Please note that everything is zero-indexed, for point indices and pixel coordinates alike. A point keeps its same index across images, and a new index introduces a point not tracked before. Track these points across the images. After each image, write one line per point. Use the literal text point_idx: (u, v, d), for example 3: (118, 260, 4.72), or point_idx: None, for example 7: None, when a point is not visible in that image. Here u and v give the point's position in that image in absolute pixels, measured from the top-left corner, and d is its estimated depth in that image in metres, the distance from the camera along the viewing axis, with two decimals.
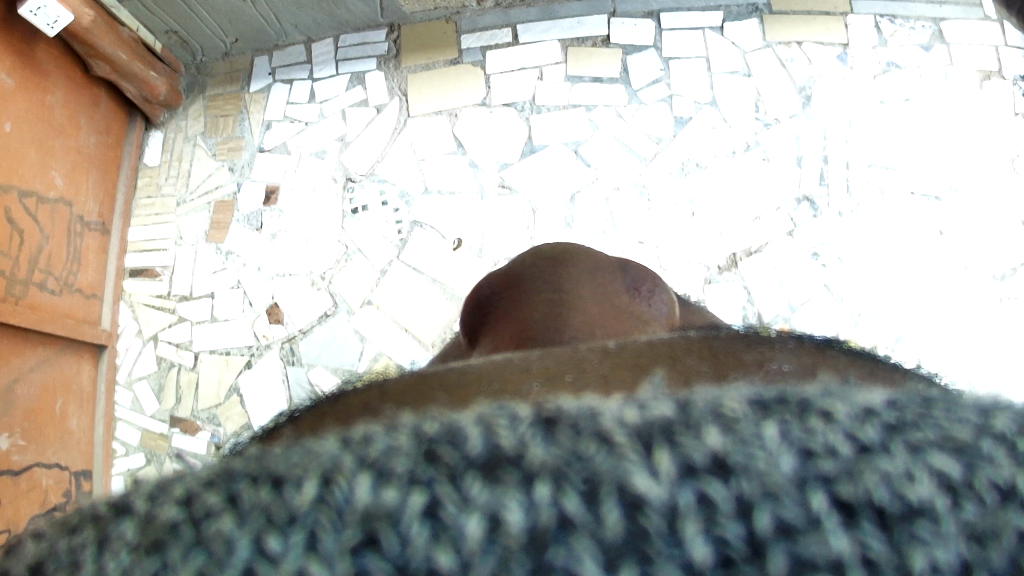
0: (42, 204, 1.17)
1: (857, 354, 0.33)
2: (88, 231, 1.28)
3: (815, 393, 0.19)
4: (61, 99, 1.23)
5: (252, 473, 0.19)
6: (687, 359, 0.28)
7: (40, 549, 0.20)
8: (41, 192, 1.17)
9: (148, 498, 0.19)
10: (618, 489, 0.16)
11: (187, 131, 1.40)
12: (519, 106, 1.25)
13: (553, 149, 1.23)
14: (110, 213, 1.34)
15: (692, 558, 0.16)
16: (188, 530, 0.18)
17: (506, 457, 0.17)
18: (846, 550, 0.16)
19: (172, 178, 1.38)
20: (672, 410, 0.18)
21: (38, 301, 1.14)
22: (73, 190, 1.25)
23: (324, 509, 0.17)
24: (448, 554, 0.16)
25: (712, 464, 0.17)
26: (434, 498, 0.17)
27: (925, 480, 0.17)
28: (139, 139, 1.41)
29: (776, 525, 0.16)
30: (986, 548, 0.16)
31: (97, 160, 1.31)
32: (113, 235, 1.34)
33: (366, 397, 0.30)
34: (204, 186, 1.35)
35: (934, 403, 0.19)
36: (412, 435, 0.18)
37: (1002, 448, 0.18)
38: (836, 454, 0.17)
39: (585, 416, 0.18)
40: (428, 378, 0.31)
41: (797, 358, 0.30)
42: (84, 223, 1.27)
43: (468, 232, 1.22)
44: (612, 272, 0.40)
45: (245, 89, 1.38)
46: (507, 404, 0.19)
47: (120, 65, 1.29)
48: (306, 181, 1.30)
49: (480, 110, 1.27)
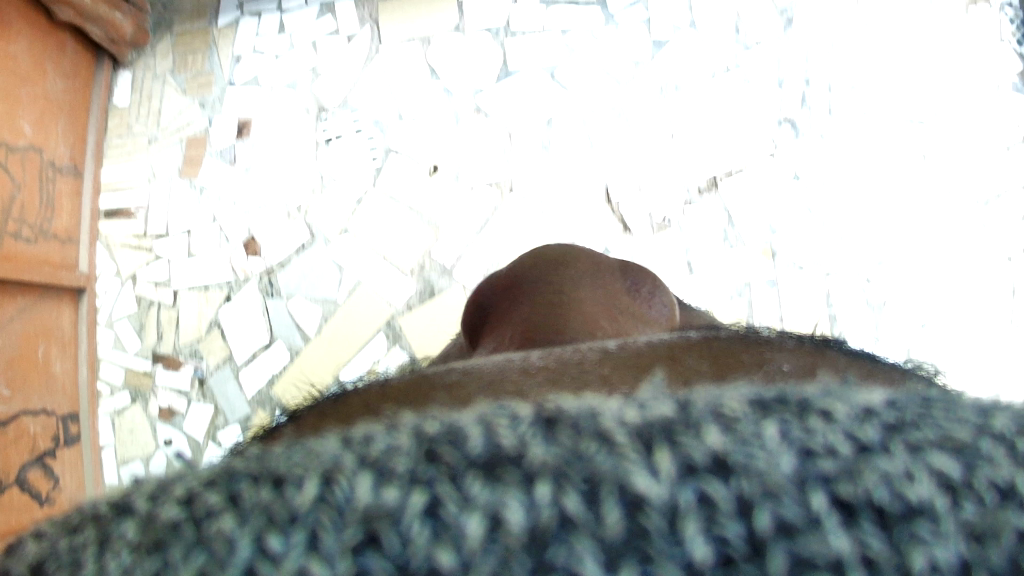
0: (12, 153, 1.11)
1: (856, 354, 0.33)
2: None
3: (815, 393, 0.19)
4: (26, 47, 1.17)
5: (253, 472, 0.19)
6: (686, 359, 0.28)
7: (41, 548, 0.20)
8: (8, 141, 1.10)
9: (149, 498, 0.20)
10: (618, 489, 0.16)
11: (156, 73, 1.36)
12: (496, 30, 1.23)
13: (533, 72, 1.21)
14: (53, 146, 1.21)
15: (692, 558, 0.16)
16: (189, 530, 0.18)
17: (507, 457, 0.17)
18: (846, 550, 0.16)
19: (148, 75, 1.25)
20: (672, 409, 0.18)
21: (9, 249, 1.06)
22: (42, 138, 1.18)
23: (325, 508, 0.17)
24: (448, 553, 0.16)
25: (712, 464, 0.17)
26: (435, 497, 0.17)
27: (925, 480, 0.17)
28: (108, 78, 1.36)
29: (776, 524, 0.16)
30: (985, 548, 0.16)
31: (70, 107, 1.26)
32: (86, 181, 1.28)
33: (367, 396, 0.30)
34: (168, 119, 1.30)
35: (933, 403, 0.19)
36: (413, 434, 0.18)
37: (1001, 448, 0.18)
38: (836, 454, 0.17)
39: (586, 415, 0.18)
40: (425, 379, 0.30)
41: (799, 358, 0.30)
42: (56, 168, 1.21)
43: (447, 137, 1.23)
44: (612, 272, 0.40)
45: (213, 24, 1.35)
46: (507, 403, 0.20)
47: (84, 9, 1.24)
48: (272, 121, 1.28)
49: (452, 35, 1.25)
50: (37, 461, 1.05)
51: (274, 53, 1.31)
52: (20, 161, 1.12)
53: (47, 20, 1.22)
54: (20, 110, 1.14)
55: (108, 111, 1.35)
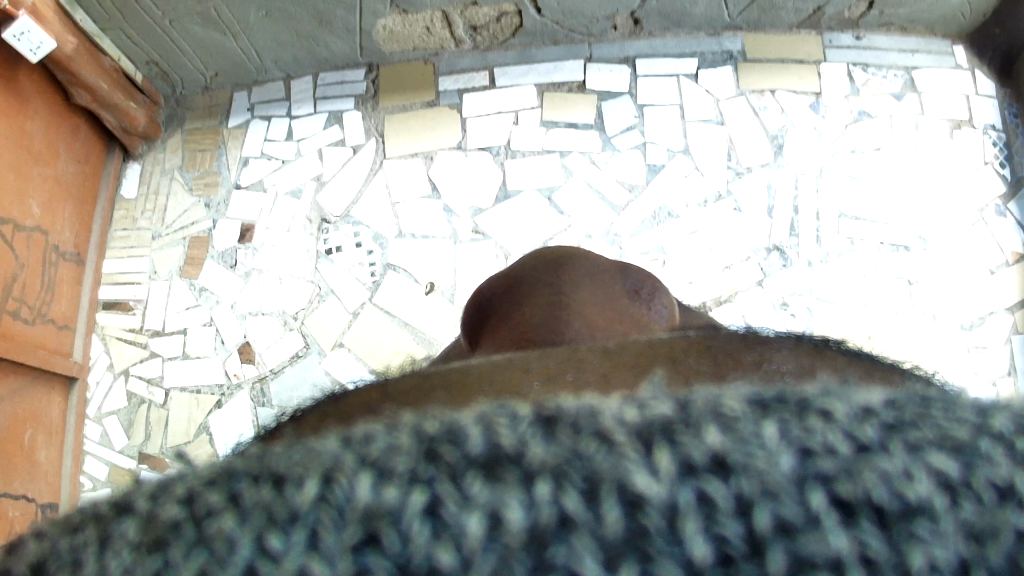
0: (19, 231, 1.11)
1: (855, 354, 0.32)
2: (63, 263, 1.21)
3: (814, 393, 0.19)
4: (41, 123, 1.16)
5: (254, 472, 0.19)
6: (684, 358, 0.28)
7: (42, 548, 0.20)
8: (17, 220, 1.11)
9: (150, 497, 0.20)
10: (617, 488, 0.16)
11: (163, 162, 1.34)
12: (496, 152, 1.19)
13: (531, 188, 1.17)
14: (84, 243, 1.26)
15: (692, 557, 0.16)
16: (190, 528, 0.18)
17: (507, 456, 0.17)
18: (845, 549, 0.16)
19: (149, 207, 1.31)
20: (672, 408, 0.18)
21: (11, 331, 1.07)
22: (50, 220, 1.19)
23: (325, 508, 0.17)
24: (449, 552, 0.16)
25: (712, 463, 0.17)
26: (435, 497, 0.17)
27: (924, 479, 0.17)
28: (116, 170, 1.34)
29: (775, 524, 0.16)
30: (984, 547, 0.16)
31: (78, 191, 1.25)
32: (88, 271, 1.25)
33: (364, 397, 0.30)
34: (181, 222, 1.27)
35: (933, 403, 0.19)
36: (413, 434, 0.18)
37: (1001, 448, 0.18)
38: (835, 454, 0.17)
39: (586, 414, 0.18)
40: (427, 379, 0.30)
41: (796, 357, 0.30)
42: (60, 254, 1.20)
43: (440, 244, 1.16)
44: (612, 274, 0.40)
45: (224, 124, 1.31)
46: (507, 403, 0.19)
47: (101, 94, 1.22)
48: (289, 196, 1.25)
49: (455, 154, 1.21)
50: (18, 540, 1.01)
51: (280, 157, 1.26)
52: (25, 241, 1.12)
53: (67, 106, 1.22)
54: (30, 192, 1.14)
55: (113, 203, 1.32)
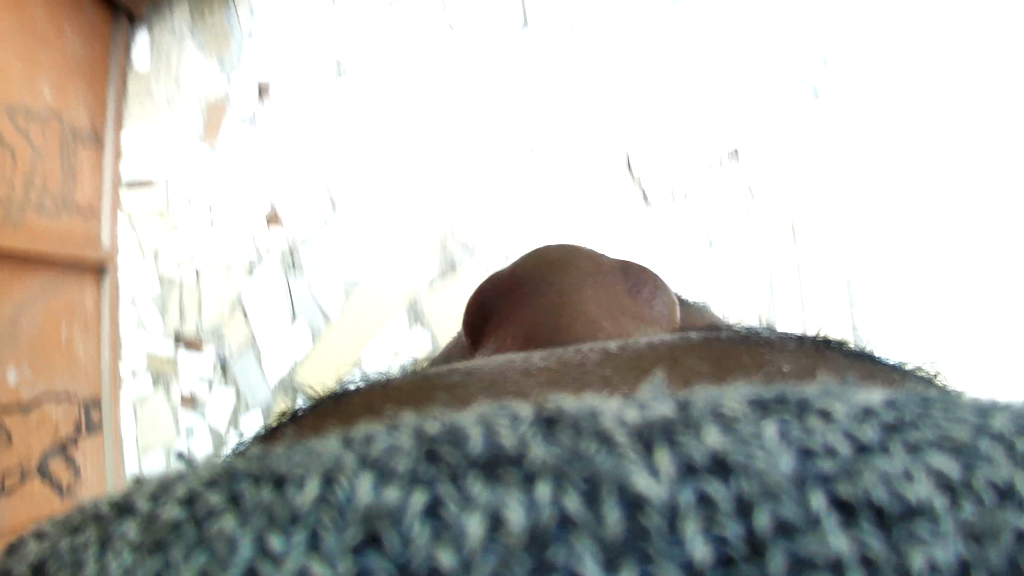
0: (30, 121, 0.90)
1: (856, 355, 0.32)
2: (81, 146, 0.98)
3: (815, 393, 0.19)
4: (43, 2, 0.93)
5: (255, 472, 0.19)
6: (687, 360, 0.28)
7: (43, 548, 0.20)
8: (25, 104, 0.89)
9: (151, 497, 0.20)
10: (618, 488, 0.17)
11: (175, 29, 1.07)
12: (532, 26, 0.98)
13: (549, 29, 0.98)
14: (101, 121, 1.02)
15: (692, 558, 0.16)
16: (191, 529, 0.18)
17: (508, 457, 0.17)
18: (845, 550, 0.16)
19: (163, 80, 1.06)
20: (672, 409, 0.18)
21: (38, 224, 0.89)
22: (62, 100, 0.95)
23: (325, 508, 0.17)
24: (449, 553, 0.16)
25: (712, 464, 0.17)
26: (436, 497, 0.17)
27: (924, 480, 0.17)
28: (125, 38, 1.07)
29: (775, 524, 0.16)
30: (984, 548, 0.16)
31: (84, 72, 1.00)
32: (108, 146, 1.02)
33: (367, 398, 0.30)
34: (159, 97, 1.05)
35: (933, 403, 0.19)
36: (414, 434, 0.18)
37: (1000, 448, 0.18)
38: (835, 454, 0.17)
39: (586, 415, 0.18)
40: (433, 378, 0.30)
41: (798, 359, 0.30)
42: (75, 136, 0.97)
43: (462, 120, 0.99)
44: (614, 270, 0.40)
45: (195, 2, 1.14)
46: (506, 404, 0.19)
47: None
48: (295, 83, 1.03)
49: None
50: (60, 450, 0.90)
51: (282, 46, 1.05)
52: (38, 128, 0.91)
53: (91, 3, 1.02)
54: (37, 71, 0.91)
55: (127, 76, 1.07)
